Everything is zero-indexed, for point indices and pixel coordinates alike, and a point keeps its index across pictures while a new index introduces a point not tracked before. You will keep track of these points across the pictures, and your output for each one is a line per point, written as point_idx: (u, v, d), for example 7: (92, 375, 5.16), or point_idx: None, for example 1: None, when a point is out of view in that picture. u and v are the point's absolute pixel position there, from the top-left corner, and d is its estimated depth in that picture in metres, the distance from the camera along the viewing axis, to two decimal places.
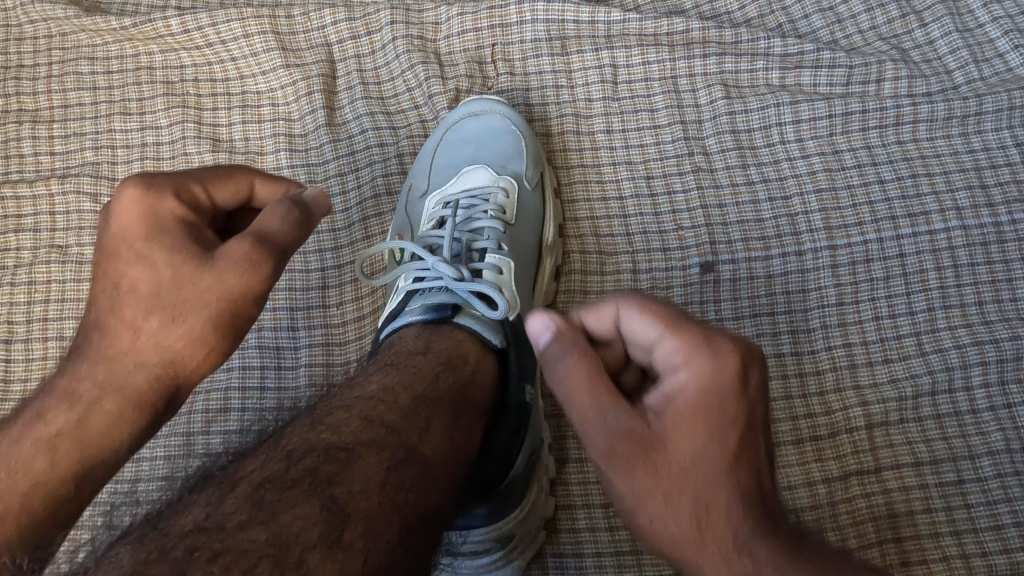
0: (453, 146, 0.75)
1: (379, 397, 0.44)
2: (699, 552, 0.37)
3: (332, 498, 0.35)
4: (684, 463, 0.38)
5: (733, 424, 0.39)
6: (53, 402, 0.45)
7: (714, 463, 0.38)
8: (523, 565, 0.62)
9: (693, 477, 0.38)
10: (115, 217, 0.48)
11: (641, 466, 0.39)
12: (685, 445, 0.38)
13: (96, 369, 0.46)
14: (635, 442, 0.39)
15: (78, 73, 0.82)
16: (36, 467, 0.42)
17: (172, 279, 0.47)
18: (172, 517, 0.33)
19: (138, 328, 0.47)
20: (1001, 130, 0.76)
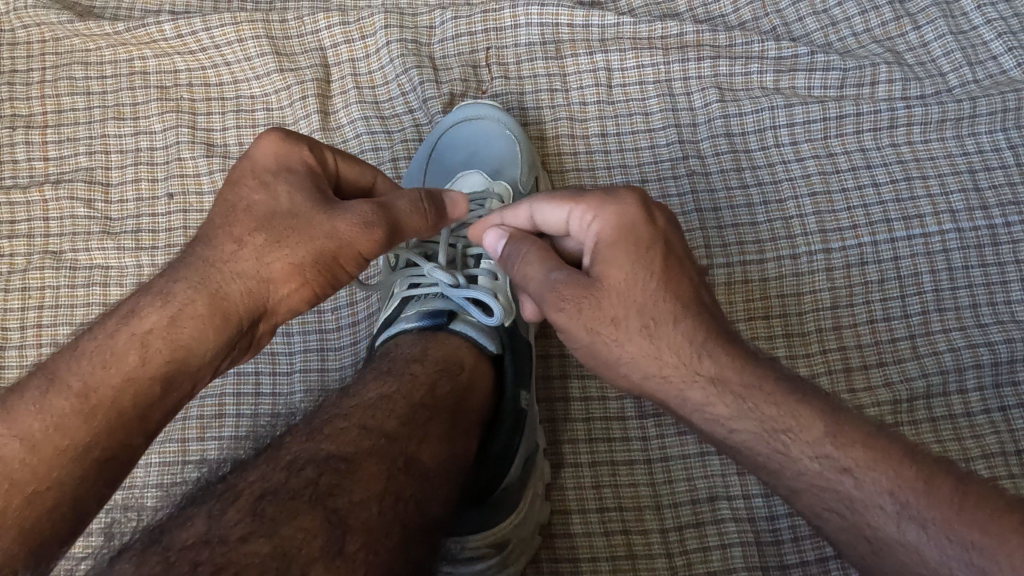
0: (448, 150, 0.75)
1: (376, 405, 0.44)
2: (667, 371, 0.44)
3: (332, 510, 0.35)
4: (622, 290, 0.46)
5: (662, 263, 0.46)
6: (147, 298, 0.43)
7: (644, 284, 0.46)
8: (519, 569, 0.62)
9: (646, 311, 0.45)
10: (251, 159, 0.50)
11: (589, 305, 0.46)
12: (617, 275, 0.46)
13: (197, 272, 0.45)
14: (581, 286, 0.46)
15: (72, 78, 0.82)
16: (115, 379, 0.40)
17: (293, 211, 0.47)
18: (171, 531, 0.33)
19: (245, 245, 0.46)
20: (995, 132, 0.76)
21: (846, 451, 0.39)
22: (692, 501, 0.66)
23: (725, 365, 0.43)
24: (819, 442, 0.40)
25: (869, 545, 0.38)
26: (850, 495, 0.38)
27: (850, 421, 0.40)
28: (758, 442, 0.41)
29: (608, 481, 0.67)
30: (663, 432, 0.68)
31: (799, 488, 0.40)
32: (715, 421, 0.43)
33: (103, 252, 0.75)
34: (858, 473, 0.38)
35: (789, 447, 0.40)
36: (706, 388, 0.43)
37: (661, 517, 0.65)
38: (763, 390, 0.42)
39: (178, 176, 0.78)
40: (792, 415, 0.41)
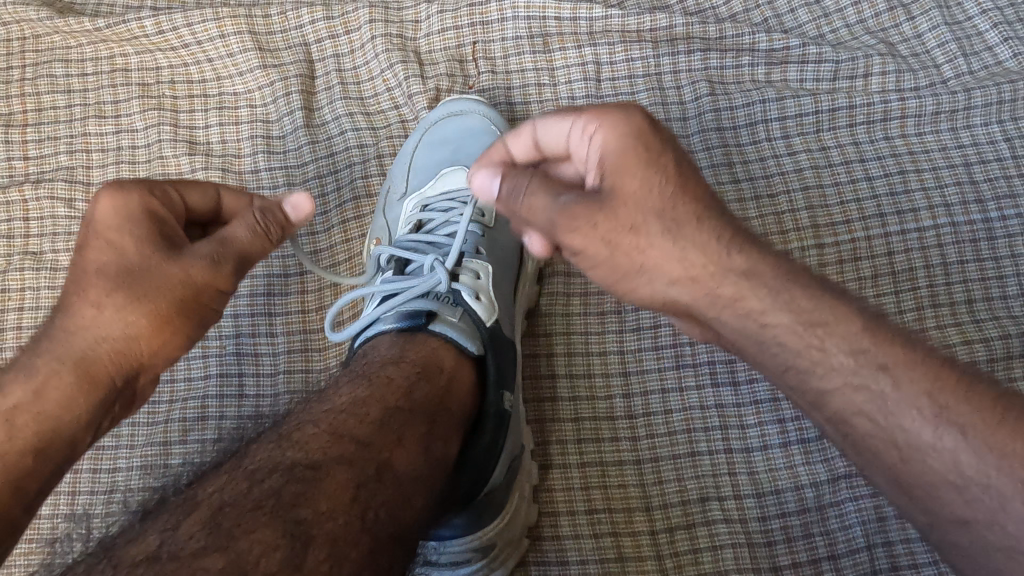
0: (431, 147, 0.73)
1: (348, 411, 0.43)
2: (695, 273, 0.43)
3: (295, 520, 0.34)
4: (636, 196, 0.43)
5: (677, 164, 0.44)
6: (23, 347, 0.47)
7: (659, 189, 0.43)
8: (507, 573, 0.61)
9: (668, 216, 0.43)
10: (99, 215, 0.47)
11: (601, 217, 0.43)
12: (630, 182, 0.43)
13: (56, 345, 0.46)
14: (592, 202, 0.44)
15: (52, 76, 0.81)
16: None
17: (92, 257, 0.47)
18: (123, 547, 0.32)
19: (104, 305, 0.47)
20: (990, 124, 0.75)
21: (883, 349, 0.39)
22: (683, 502, 0.64)
23: (756, 268, 0.42)
24: (855, 341, 0.39)
25: (898, 452, 0.38)
26: (886, 398, 0.38)
27: (889, 328, 0.40)
28: (791, 341, 0.41)
29: (597, 482, 0.65)
30: (653, 433, 0.67)
31: (829, 389, 0.40)
32: (745, 318, 0.42)
33: None
34: (896, 373, 0.38)
35: (826, 345, 0.40)
36: (737, 286, 0.42)
37: (651, 518, 0.64)
38: (797, 289, 0.42)
39: (160, 174, 0.77)
40: (829, 315, 0.40)
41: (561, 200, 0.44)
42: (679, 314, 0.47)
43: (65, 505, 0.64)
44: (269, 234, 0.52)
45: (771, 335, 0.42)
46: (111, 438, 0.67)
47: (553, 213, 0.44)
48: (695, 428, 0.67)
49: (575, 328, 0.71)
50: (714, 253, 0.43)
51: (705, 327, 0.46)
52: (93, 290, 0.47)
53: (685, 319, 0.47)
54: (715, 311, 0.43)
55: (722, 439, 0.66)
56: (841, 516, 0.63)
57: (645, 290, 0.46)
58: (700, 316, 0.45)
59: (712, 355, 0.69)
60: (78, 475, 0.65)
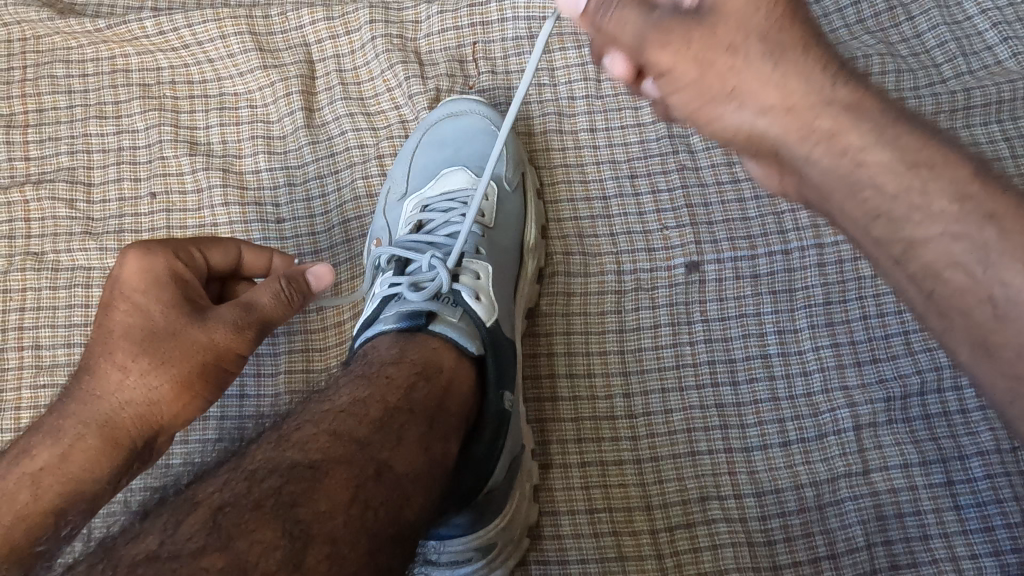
0: (430, 147, 0.73)
1: (348, 411, 0.43)
2: (797, 107, 0.39)
3: (294, 520, 0.34)
4: (742, 18, 0.37)
5: None
6: (53, 407, 0.51)
7: (767, 19, 0.37)
8: (507, 572, 0.61)
9: (772, 43, 0.38)
10: (125, 279, 0.51)
11: (701, 38, 0.37)
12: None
13: (82, 408, 0.50)
14: (692, 19, 0.37)
15: (53, 76, 0.81)
16: (15, 473, 0.48)
17: (119, 323, 0.51)
18: (124, 547, 0.32)
19: (126, 370, 0.50)
20: (990, 124, 0.74)
21: (977, 203, 0.38)
22: (683, 501, 0.64)
23: (862, 107, 0.39)
24: (961, 186, 0.38)
25: (993, 308, 0.37)
26: (989, 247, 0.37)
27: (995, 181, 0.39)
28: (890, 182, 0.39)
29: (598, 481, 0.65)
30: (653, 432, 0.67)
31: (924, 237, 0.39)
32: (840, 158, 0.39)
33: (84, 253, 0.74)
34: (1004, 224, 0.37)
35: (928, 188, 0.38)
36: (837, 120, 0.39)
37: (651, 518, 0.64)
38: (903, 129, 0.39)
39: (161, 175, 0.77)
40: (932, 160, 0.39)
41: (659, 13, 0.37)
42: (755, 154, 0.43)
43: None
44: (290, 300, 0.55)
45: (872, 178, 0.39)
46: None
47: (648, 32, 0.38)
48: (695, 428, 0.67)
49: (576, 328, 0.71)
50: (819, 87, 0.39)
51: (784, 171, 0.42)
52: (119, 357, 0.50)
53: (762, 159, 0.43)
54: (809, 146, 0.40)
55: (722, 439, 0.66)
56: (840, 516, 0.63)
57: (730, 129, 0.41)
58: (786, 155, 0.41)
59: (711, 355, 0.69)
60: None
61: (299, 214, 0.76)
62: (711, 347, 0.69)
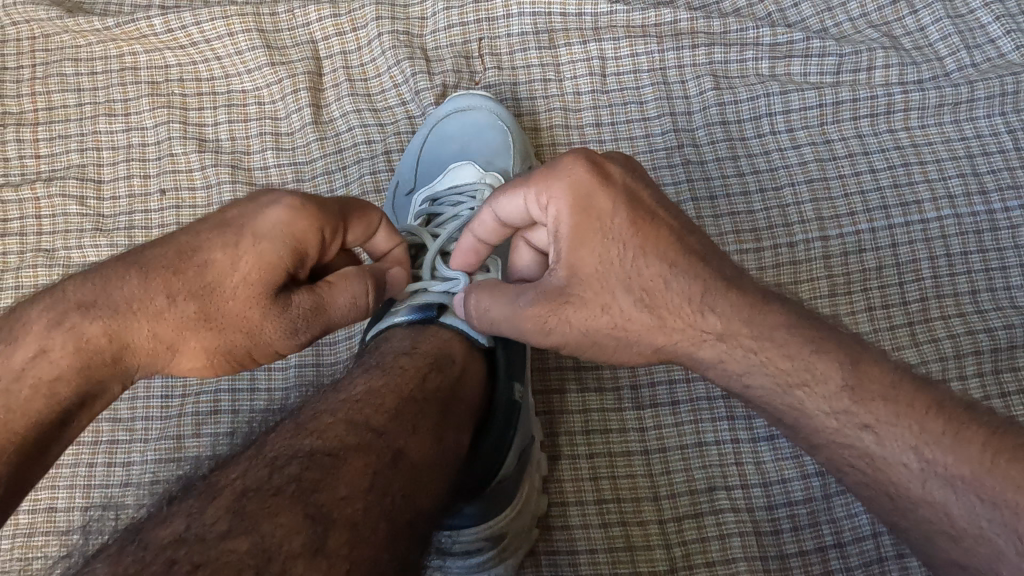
0: (438, 143, 0.74)
1: (364, 400, 0.44)
2: (654, 288, 0.44)
3: (315, 505, 0.35)
4: (594, 273, 0.45)
5: (625, 212, 0.45)
6: (81, 290, 0.40)
7: (617, 243, 0.45)
8: (517, 562, 0.62)
9: (643, 236, 0.45)
10: (260, 219, 0.43)
11: (570, 301, 0.45)
12: (586, 254, 0.45)
13: (122, 328, 0.40)
14: (554, 294, 0.45)
15: (62, 74, 0.81)
16: (28, 379, 0.38)
17: (200, 256, 0.42)
18: (151, 530, 0.32)
19: (187, 315, 0.42)
20: (993, 117, 0.75)
21: (866, 406, 0.39)
22: (690, 491, 0.65)
23: (721, 316, 0.43)
24: (835, 400, 0.40)
25: (890, 500, 0.39)
26: (871, 453, 0.39)
27: (866, 369, 0.40)
28: (740, 371, 0.43)
29: (605, 473, 0.66)
30: (660, 423, 0.68)
31: (818, 442, 0.41)
32: (728, 378, 0.44)
33: (96, 249, 0.75)
34: (879, 431, 0.39)
35: (806, 404, 0.41)
36: (715, 349, 0.43)
37: (658, 508, 0.65)
38: (770, 350, 0.42)
39: (170, 172, 0.78)
40: (806, 374, 0.41)
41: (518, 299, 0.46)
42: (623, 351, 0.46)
43: (81, 498, 0.65)
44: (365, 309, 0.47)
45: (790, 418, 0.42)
46: (126, 431, 0.68)
47: (500, 308, 0.47)
48: (702, 419, 0.67)
49: None
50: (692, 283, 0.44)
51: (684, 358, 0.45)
52: (180, 299, 0.42)
53: (670, 356, 0.45)
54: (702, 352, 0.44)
55: (729, 429, 0.67)
56: (847, 505, 0.64)
57: (622, 353, 0.46)
58: (688, 358, 0.45)
59: None
60: (93, 468, 0.66)
61: None
62: None
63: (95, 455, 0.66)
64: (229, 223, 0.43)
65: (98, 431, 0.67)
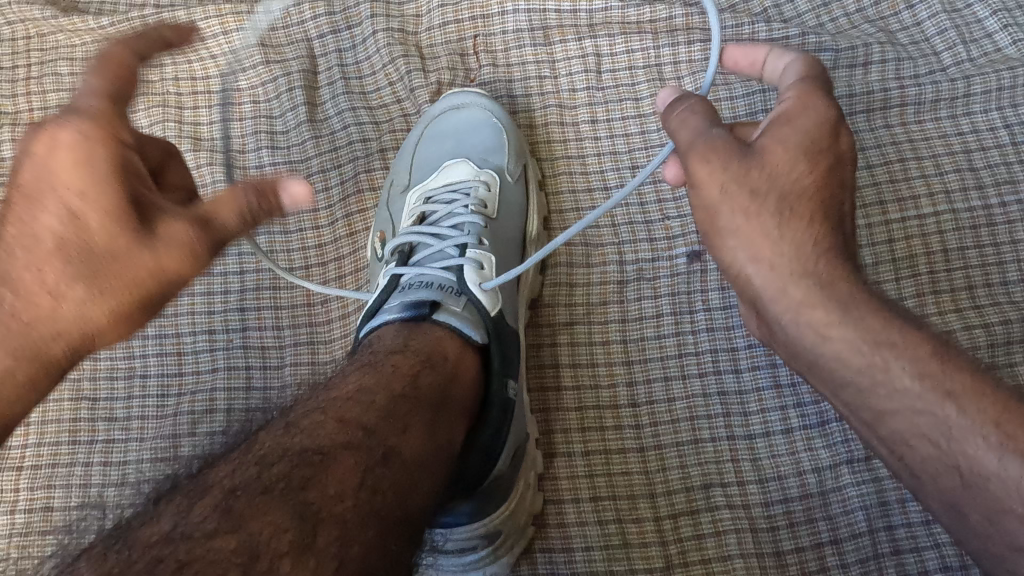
0: (432, 140, 0.74)
1: (355, 397, 0.43)
2: (804, 241, 0.42)
3: (304, 503, 0.35)
4: (774, 175, 0.43)
5: (828, 144, 0.43)
6: None
7: (800, 174, 0.43)
8: (512, 560, 0.62)
9: (777, 168, 0.43)
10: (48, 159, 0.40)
11: (736, 194, 0.43)
12: (778, 158, 0.43)
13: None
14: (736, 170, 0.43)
15: (57, 74, 0.81)
16: None
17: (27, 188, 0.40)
18: (138, 530, 0.32)
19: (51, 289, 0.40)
20: (990, 111, 0.75)
21: (945, 376, 0.39)
22: (686, 488, 0.65)
23: (833, 274, 0.42)
24: (919, 366, 0.39)
25: (961, 476, 0.38)
26: (949, 424, 0.38)
27: (956, 357, 0.40)
28: (838, 330, 0.41)
29: (602, 470, 0.66)
30: (656, 420, 0.67)
31: (890, 409, 0.40)
32: (812, 330, 0.42)
33: None
34: (960, 401, 0.38)
35: (888, 364, 0.40)
36: (808, 292, 0.41)
37: (654, 505, 0.65)
38: (869, 309, 0.41)
39: None
40: (896, 335, 0.40)
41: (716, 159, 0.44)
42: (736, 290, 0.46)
43: (77, 496, 0.65)
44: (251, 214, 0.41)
45: (868, 375, 0.40)
46: (122, 431, 0.68)
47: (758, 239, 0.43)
48: (698, 416, 0.67)
49: (578, 318, 0.71)
50: (839, 248, 0.42)
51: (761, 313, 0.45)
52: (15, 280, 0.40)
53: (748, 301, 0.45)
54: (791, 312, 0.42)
55: (725, 426, 0.67)
56: (843, 502, 0.63)
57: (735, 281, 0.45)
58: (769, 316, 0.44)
59: (714, 344, 0.69)
60: (90, 468, 0.66)
61: (304, 209, 0.77)
62: (714, 336, 0.69)
63: (91, 455, 0.66)
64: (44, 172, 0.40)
65: (94, 431, 0.67)
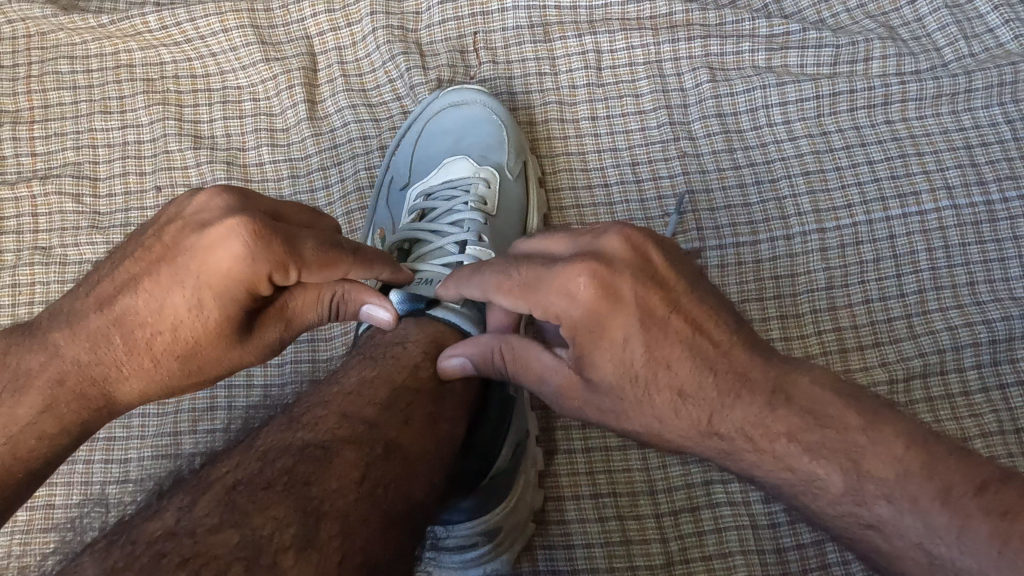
0: (431, 138, 0.74)
1: (357, 393, 0.44)
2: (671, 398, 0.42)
3: (307, 498, 0.35)
4: (615, 371, 0.42)
5: (624, 309, 0.41)
6: (72, 351, 0.43)
7: (634, 349, 0.41)
8: (513, 557, 0.62)
9: (606, 332, 0.41)
10: (207, 268, 0.41)
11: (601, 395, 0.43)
12: (599, 355, 0.41)
13: (106, 377, 0.44)
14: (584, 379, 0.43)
15: (57, 72, 0.81)
16: (32, 433, 0.42)
17: (187, 278, 0.42)
18: (141, 525, 0.32)
19: (163, 366, 0.44)
20: (991, 107, 0.75)
21: (871, 508, 0.38)
22: (687, 485, 0.65)
23: (736, 421, 0.40)
24: (836, 502, 0.39)
25: None
26: (884, 549, 0.38)
27: (865, 469, 0.38)
28: (757, 472, 0.41)
29: (602, 467, 0.66)
30: None
31: (841, 537, 0.40)
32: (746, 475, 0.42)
33: (92, 247, 0.75)
34: (884, 529, 0.37)
35: (812, 505, 0.40)
36: (723, 451, 0.42)
37: (655, 501, 0.65)
38: (770, 445, 0.40)
39: (165, 169, 0.78)
40: (802, 477, 0.40)
41: (552, 375, 0.44)
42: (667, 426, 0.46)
43: (78, 494, 0.65)
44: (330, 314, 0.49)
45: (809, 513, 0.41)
46: (122, 428, 0.67)
47: (625, 414, 0.43)
48: None
49: None
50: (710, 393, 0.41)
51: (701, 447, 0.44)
52: (138, 351, 0.43)
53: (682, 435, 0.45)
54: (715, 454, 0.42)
55: None
56: None
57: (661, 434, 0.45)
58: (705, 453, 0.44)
59: None
60: (91, 465, 0.66)
61: (303, 205, 0.76)
62: None
63: (92, 452, 0.66)
64: (206, 267, 0.41)
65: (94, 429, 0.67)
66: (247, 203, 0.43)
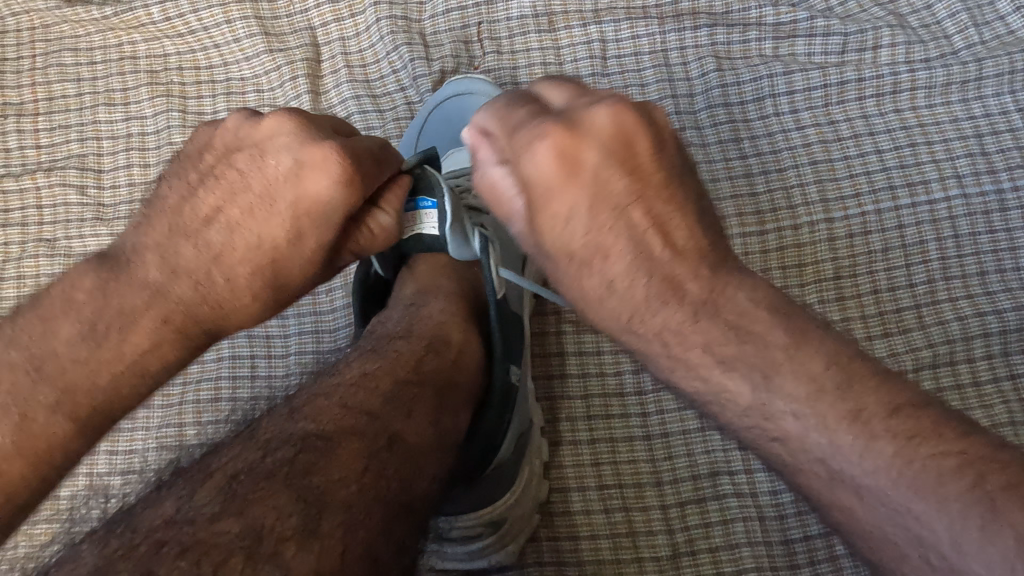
0: (436, 128, 0.74)
1: (359, 383, 0.43)
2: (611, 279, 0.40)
3: (308, 488, 0.34)
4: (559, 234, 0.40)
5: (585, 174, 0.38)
6: (172, 288, 0.45)
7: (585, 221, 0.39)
8: (518, 549, 0.62)
9: (567, 191, 0.38)
10: (306, 182, 0.44)
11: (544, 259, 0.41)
12: (551, 215, 0.39)
13: (208, 306, 0.46)
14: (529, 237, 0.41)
15: (61, 65, 0.81)
16: (137, 362, 0.45)
17: (283, 207, 0.45)
18: (142, 514, 0.32)
19: (262, 292, 0.47)
20: (1002, 95, 0.74)
21: (800, 410, 0.37)
22: (693, 476, 0.65)
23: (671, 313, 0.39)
24: (754, 394, 0.38)
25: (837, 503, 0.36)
26: (799, 454, 0.37)
27: (805, 369, 0.37)
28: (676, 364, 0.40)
29: (608, 458, 0.66)
30: (663, 407, 0.67)
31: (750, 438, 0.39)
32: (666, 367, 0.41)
33: (97, 239, 0.75)
34: (813, 434, 0.36)
35: (726, 398, 0.39)
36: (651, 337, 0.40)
37: (661, 493, 0.64)
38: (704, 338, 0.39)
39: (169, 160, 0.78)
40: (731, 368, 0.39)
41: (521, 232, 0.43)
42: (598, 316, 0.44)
43: (84, 485, 0.65)
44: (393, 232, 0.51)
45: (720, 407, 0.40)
46: (128, 420, 0.68)
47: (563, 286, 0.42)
48: None
49: None
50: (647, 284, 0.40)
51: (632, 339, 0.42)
52: (241, 276, 0.46)
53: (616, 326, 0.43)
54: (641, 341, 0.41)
55: None
56: None
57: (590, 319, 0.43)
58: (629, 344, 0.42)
59: None
60: (96, 457, 0.66)
61: None
62: None
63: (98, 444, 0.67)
64: (301, 181, 0.44)
65: None
66: (321, 131, 0.46)
